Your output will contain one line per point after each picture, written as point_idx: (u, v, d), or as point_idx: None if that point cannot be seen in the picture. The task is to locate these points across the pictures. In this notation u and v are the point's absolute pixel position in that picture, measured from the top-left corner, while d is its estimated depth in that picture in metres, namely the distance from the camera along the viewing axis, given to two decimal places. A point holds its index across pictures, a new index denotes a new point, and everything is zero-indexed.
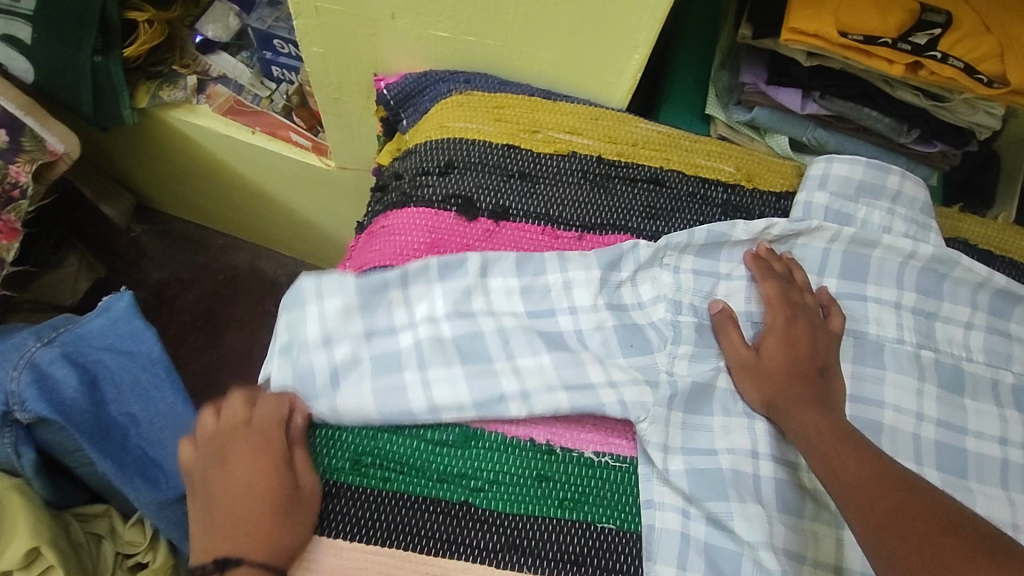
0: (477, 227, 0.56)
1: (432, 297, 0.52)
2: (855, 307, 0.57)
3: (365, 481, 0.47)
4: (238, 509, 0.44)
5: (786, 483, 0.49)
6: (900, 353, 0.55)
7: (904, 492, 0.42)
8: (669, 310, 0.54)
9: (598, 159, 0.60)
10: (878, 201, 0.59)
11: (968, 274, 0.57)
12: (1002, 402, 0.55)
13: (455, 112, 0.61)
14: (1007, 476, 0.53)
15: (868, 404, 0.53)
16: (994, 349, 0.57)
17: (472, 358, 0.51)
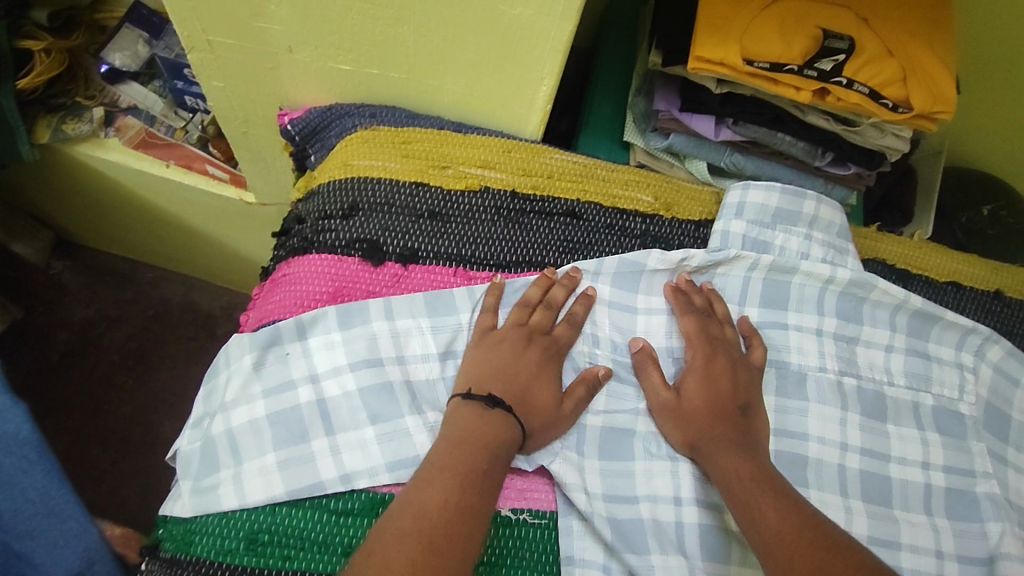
0: (385, 272, 0.53)
1: (330, 351, 0.50)
2: (775, 337, 0.56)
3: (262, 561, 0.43)
4: (527, 381, 0.48)
5: (716, 528, 0.47)
6: (822, 383, 0.54)
7: (824, 545, 0.41)
8: (587, 344, 0.53)
9: (512, 194, 0.58)
10: (794, 227, 0.58)
11: (884, 297, 0.57)
12: (924, 425, 0.55)
13: (360, 150, 0.58)
14: (931, 503, 0.52)
15: (793, 438, 0.52)
16: (914, 371, 0.57)
17: (382, 418, 0.48)
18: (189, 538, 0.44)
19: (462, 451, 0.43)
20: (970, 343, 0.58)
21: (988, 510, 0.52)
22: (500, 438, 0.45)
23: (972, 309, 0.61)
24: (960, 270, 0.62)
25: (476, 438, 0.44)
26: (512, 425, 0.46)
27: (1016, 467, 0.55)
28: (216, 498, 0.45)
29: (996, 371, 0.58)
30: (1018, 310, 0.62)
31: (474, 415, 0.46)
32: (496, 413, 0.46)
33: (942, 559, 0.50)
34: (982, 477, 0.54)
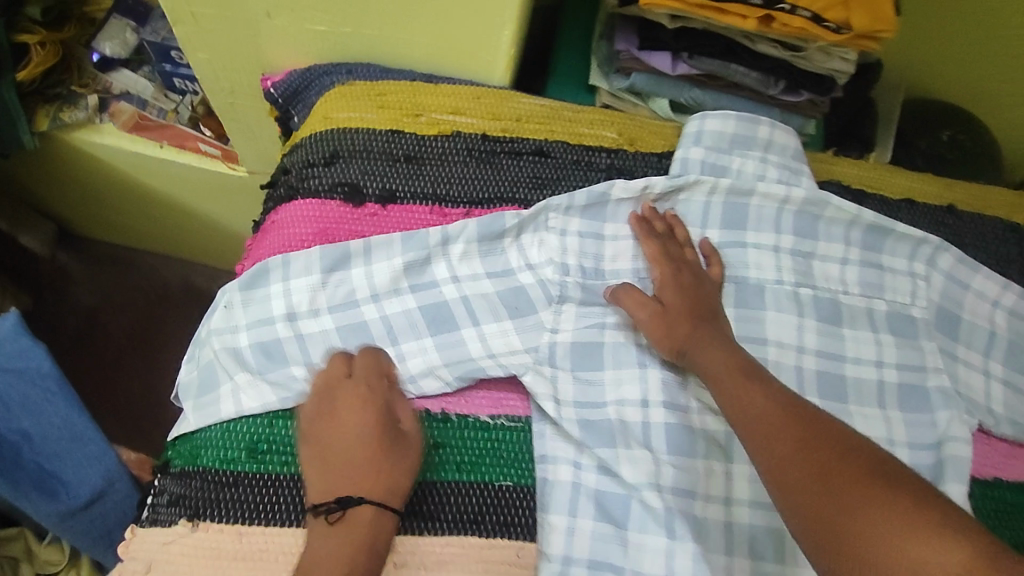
0: (364, 212, 0.57)
1: (310, 293, 0.53)
2: (734, 255, 0.59)
3: (261, 467, 0.47)
4: (370, 465, 0.45)
5: (678, 426, 0.51)
6: (779, 293, 0.58)
7: (799, 420, 0.43)
8: (556, 271, 0.56)
9: (482, 136, 0.61)
10: (751, 151, 0.61)
11: (837, 213, 0.60)
12: (879, 328, 0.59)
13: (339, 103, 0.62)
14: (884, 396, 0.57)
15: (752, 344, 0.56)
16: (868, 280, 0.60)
17: (357, 352, 0.52)
18: (193, 452, 0.49)
19: (346, 556, 0.42)
20: (922, 253, 0.61)
21: (937, 399, 0.57)
22: (369, 537, 0.43)
23: (925, 223, 0.64)
24: (913, 186, 0.65)
25: (336, 557, 0.42)
26: (375, 517, 0.44)
27: (964, 363, 0.59)
28: (217, 409, 0.49)
29: (947, 278, 0.61)
30: (971, 222, 0.64)
31: (326, 532, 0.43)
32: (353, 517, 0.43)
33: (893, 445, 0.55)
34: (933, 371, 0.58)
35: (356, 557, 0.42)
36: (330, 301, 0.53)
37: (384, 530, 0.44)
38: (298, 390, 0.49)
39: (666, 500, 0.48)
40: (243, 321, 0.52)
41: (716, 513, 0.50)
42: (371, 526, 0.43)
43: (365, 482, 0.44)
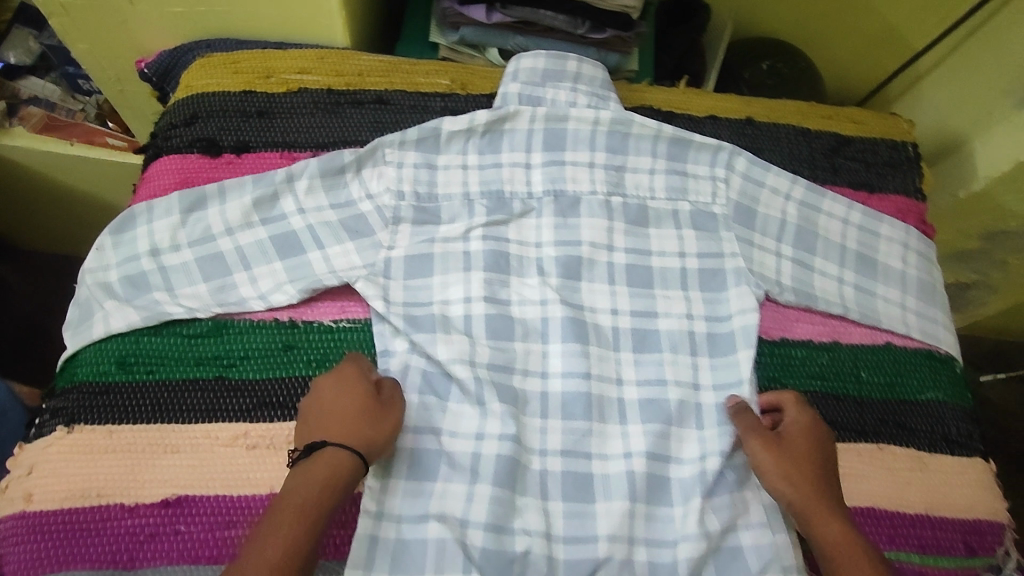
0: (221, 161, 0.65)
1: (171, 230, 0.60)
2: (554, 172, 0.67)
3: (130, 375, 0.55)
4: (348, 415, 0.50)
5: (498, 316, 0.60)
6: (592, 203, 0.67)
7: (867, 558, 0.50)
8: (393, 198, 0.63)
9: (327, 91, 0.69)
10: (561, 82, 0.69)
11: (641, 129, 0.68)
12: (681, 225, 0.68)
13: (197, 73, 0.69)
14: (686, 280, 0.66)
15: (570, 246, 0.65)
16: (674, 186, 0.69)
17: (214, 277, 0.59)
18: (71, 373, 0.56)
19: (316, 489, 0.47)
20: (721, 158, 0.69)
21: (731, 278, 0.66)
22: (336, 478, 0.48)
23: (726, 133, 0.73)
24: (716, 105, 0.75)
25: (306, 489, 0.47)
26: (346, 461, 0.48)
27: (759, 248, 0.68)
28: (90, 331, 0.57)
29: (745, 178, 0.69)
30: (765, 130, 0.74)
31: (302, 471, 0.48)
32: (321, 455, 0.48)
33: (692, 319, 0.64)
34: (729, 256, 0.67)
35: (324, 489, 0.47)
36: (189, 237, 0.60)
37: (348, 473, 0.48)
38: (160, 310, 0.57)
39: (495, 378, 0.58)
40: (113, 260, 0.59)
41: (535, 385, 0.59)
42: (335, 466, 0.48)
43: (341, 432, 0.50)
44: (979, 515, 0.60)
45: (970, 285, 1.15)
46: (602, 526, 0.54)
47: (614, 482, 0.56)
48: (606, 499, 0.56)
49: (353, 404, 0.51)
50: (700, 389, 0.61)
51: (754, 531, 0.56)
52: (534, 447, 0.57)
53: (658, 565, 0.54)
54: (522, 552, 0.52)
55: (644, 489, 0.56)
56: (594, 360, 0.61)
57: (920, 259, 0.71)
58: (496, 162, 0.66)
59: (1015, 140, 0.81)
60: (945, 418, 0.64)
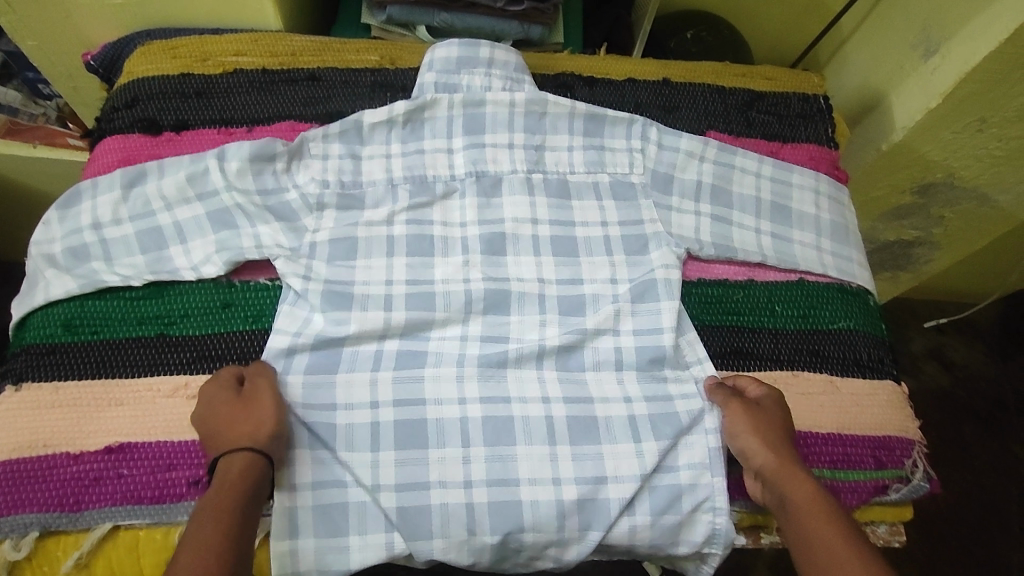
0: (161, 139, 0.68)
1: (113, 204, 0.63)
2: (475, 153, 0.71)
3: (76, 336, 0.58)
4: (222, 424, 0.53)
5: (419, 289, 0.64)
6: (513, 181, 0.71)
7: (835, 516, 0.52)
8: (317, 187, 0.66)
9: (261, 71, 0.73)
10: (475, 69, 0.73)
11: (556, 109, 0.72)
12: (602, 196, 0.72)
13: (137, 59, 0.73)
14: (610, 246, 0.69)
15: (493, 222, 0.68)
16: (592, 160, 0.73)
17: (153, 247, 0.62)
18: (21, 338, 0.59)
19: (222, 496, 0.49)
20: (636, 130, 0.73)
21: (652, 243, 0.69)
22: (240, 481, 0.50)
23: (643, 94, 0.78)
24: (634, 68, 0.80)
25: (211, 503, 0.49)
26: (240, 464, 0.51)
27: (677, 210, 0.71)
28: (34, 298, 0.60)
29: (660, 147, 0.74)
30: (682, 89, 0.79)
31: (209, 488, 0.50)
32: (220, 471, 0.51)
33: (616, 283, 0.67)
34: (648, 221, 0.71)
35: (229, 494, 0.49)
36: (130, 212, 0.63)
37: (250, 473, 0.51)
38: (98, 279, 0.60)
39: (402, 346, 0.62)
40: (57, 234, 0.62)
41: (453, 346, 0.63)
42: (234, 472, 0.50)
43: (224, 440, 0.52)
44: (888, 433, 0.63)
45: (913, 242, 1.16)
46: (523, 467, 0.58)
47: (533, 424, 0.60)
48: (527, 442, 0.59)
49: (226, 411, 0.53)
50: (621, 334, 0.65)
51: (683, 472, 0.59)
52: (454, 399, 0.60)
53: (585, 498, 0.57)
54: (434, 505, 0.56)
55: (564, 437, 0.60)
56: (515, 326, 0.64)
57: (832, 202, 0.75)
58: (420, 148, 0.70)
59: (926, 89, 0.85)
60: (857, 344, 0.67)
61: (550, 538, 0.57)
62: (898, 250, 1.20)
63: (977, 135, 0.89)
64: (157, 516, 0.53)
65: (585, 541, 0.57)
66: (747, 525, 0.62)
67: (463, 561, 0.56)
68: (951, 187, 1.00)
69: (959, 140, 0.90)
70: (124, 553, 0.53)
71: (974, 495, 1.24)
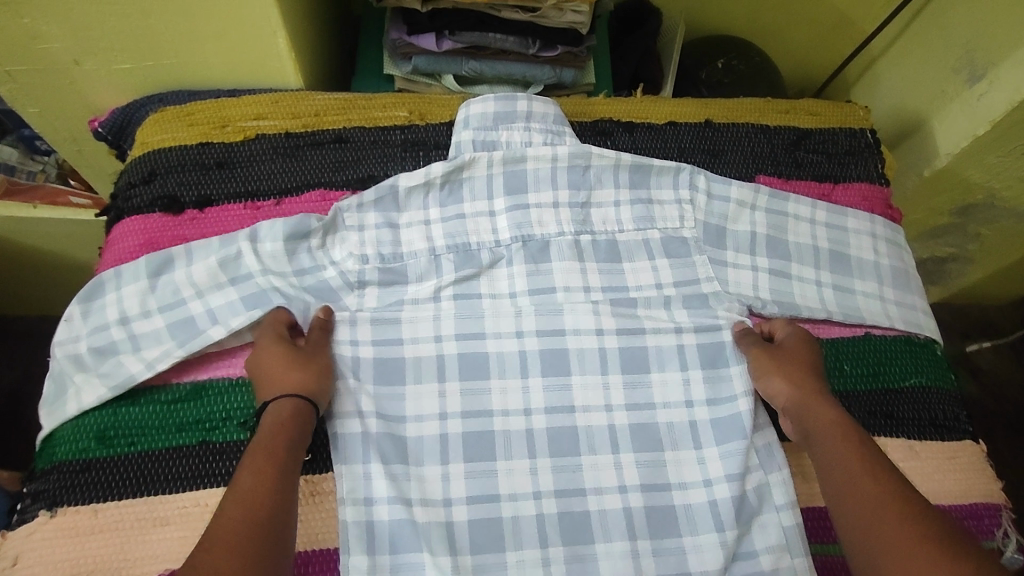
0: (185, 218, 0.64)
1: (140, 296, 0.59)
2: (519, 217, 0.67)
3: (111, 449, 0.54)
4: (284, 364, 0.54)
5: (472, 373, 0.61)
6: (561, 245, 0.67)
7: (852, 431, 0.53)
8: (356, 262, 0.63)
9: (285, 135, 0.69)
10: (514, 124, 0.69)
11: (600, 161, 0.69)
12: (654, 254, 0.68)
13: (151, 130, 0.67)
14: (670, 305, 0.66)
15: (545, 293, 0.65)
16: (639, 215, 0.70)
17: (186, 341, 0.57)
18: (50, 452, 0.54)
19: (281, 427, 0.50)
20: (683, 179, 0.70)
21: (714, 300, 0.67)
22: (297, 418, 0.51)
23: (687, 138, 0.75)
24: (674, 111, 0.76)
25: (270, 431, 0.50)
26: (298, 406, 0.52)
27: (734, 265, 0.69)
28: (62, 409, 0.55)
29: (709, 196, 0.70)
30: (725, 130, 0.76)
31: (267, 421, 0.51)
32: (277, 406, 0.52)
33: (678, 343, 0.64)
34: (706, 280, 0.67)
35: (288, 426, 0.51)
36: (159, 303, 0.59)
37: (304, 415, 0.52)
38: (129, 381, 0.56)
39: (466, 427, 0.58)
40: (82, 331, 0.58)
41: (515, 435, 0.59)
42: (291, 408, 0.52)
43: (285, 383, 0.53)
44: (974, 499, 0.60)
45: (947, 258, 1.15)
46: (605, 567, 0.55)
47: (611, 523, 0.57)
48: (606, 540, 0.56)
49: (283, 351, 0.55)
50: (694, 410, 0.62)
51: (765, 557, 0.56)
52: (527, 493, 0.57)
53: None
54: None
55: (645, 527, 0.57)
56: (577, 395, 0.61)
57: (890, 246, 0.72)
58: (460, 213, 0.67)
59: (971, 116, 0.83)
60: (931, 402, 0.64)
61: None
62: (932, 267, 1.19)
63: (1022, 158, 0.86)
64: None
65: None
66: None
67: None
68: (990, 207, 0.97)
69: (1004, 164, 0.87)
70: None
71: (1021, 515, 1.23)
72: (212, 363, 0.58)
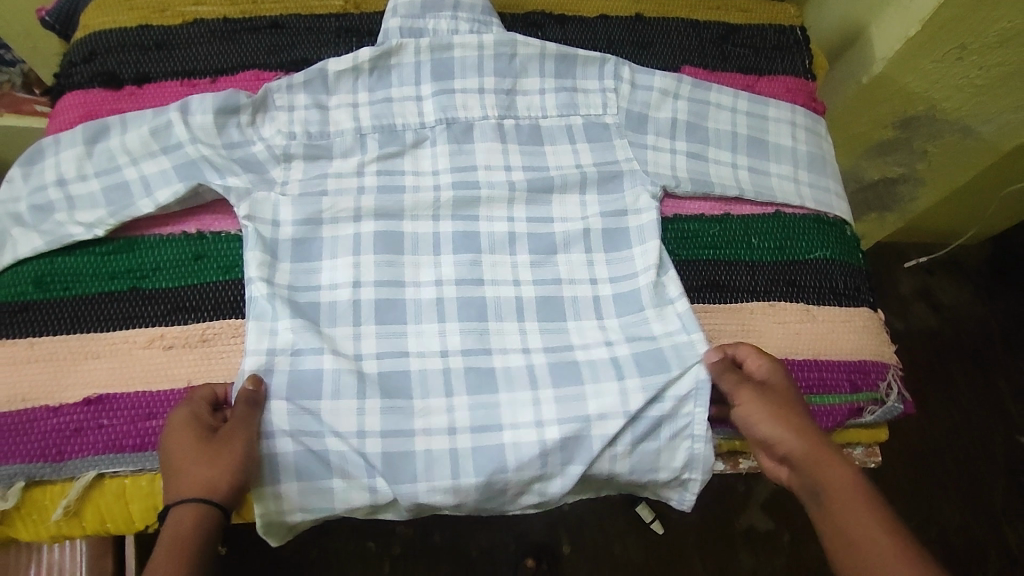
0: (123, 93, 0.67)
1: (77, 160, 0.62)
2: (445, 101, 0.69)
3: (47, 292, 0.58)
4: (197, 462, 0.50)
5: (387, 233, 0.65)
6: (485, 127, 0.70)
7: (869, 499, 0.51)
8: (284, 138, 0.66)
9: (223, 20, 0.71)
10: (441, 13, 0.70)
11: (526, 51, 0.70)
12: (576, 139, 0.71)
13: (94, 13, 0.70)
14: (586, 184, 0.69)
15: (466, 173, 0.68)
16: (563, 103, 0.72)
17: (118, 202, 0.61)
18: None
19: (181, 545, 0.47)
20: (608, 70, 0.72)
21: (626, 180, 0.69)
22: (198, 528, 0.48)
23: (617, 31, 0.77)
24: (606, 6, 0.78)
25: (170, 550, 0.47)
26: (203, 511, 0.49)
27: (654, 148, 0.71)
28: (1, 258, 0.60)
29: (633, 86, 0.72)
30: (655, 24, 0.78)
31: (170, 532, 0.48)
32: (180, 514, 0.48)
33: (587, 218, 0.68)
34: (625, 161, 0.70)
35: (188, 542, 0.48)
36: (96, 168, 0.62)
37: (211, 520, 0.49)
38: (63, 233, 0.60)
39: (380, 296, 0.62)
40: (22, 191, 0.62)
41: (429, 293, 0.63)
42: (197, 520, 0.49)
43: (195, 484, 0.49)
44: (862, 357, 0.64)
45: (900, 179, 1.16)
46: (508, 412, 0.58)
47: (516, 372, 0.60)
48: (510, 390, 0.59)
49: (196, 448, 0.50)
50: (599, 281, 0.65)
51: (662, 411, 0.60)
52: (436, 349, 0.61)
53: (569, 438, 0.57)
54: (420, 451, 0.57)
55: (547, 376, 0.60)
56: (487, 267, 0.65)
57: (808, 134, 0.75)
58: (388, 97, 0.69)
59: (905, 19, 0.84)
60: (832, 272, 0.67)
61: (535, 474, 0.57)
62: (880, 189, 1.20)
63: (957, 63, 0.88)
64: (139, 464, 0.53)
65: (567, 474, 0.57)
66: (725, 451, 0.65)
67: (447, 502, 0.56)
68: (932, 120, 0.99)
69: (939, 70, 0.89)
70: (108, 499, 0.53)
71: (952, 426, 1.30)
72: (148, 224, 0.62)
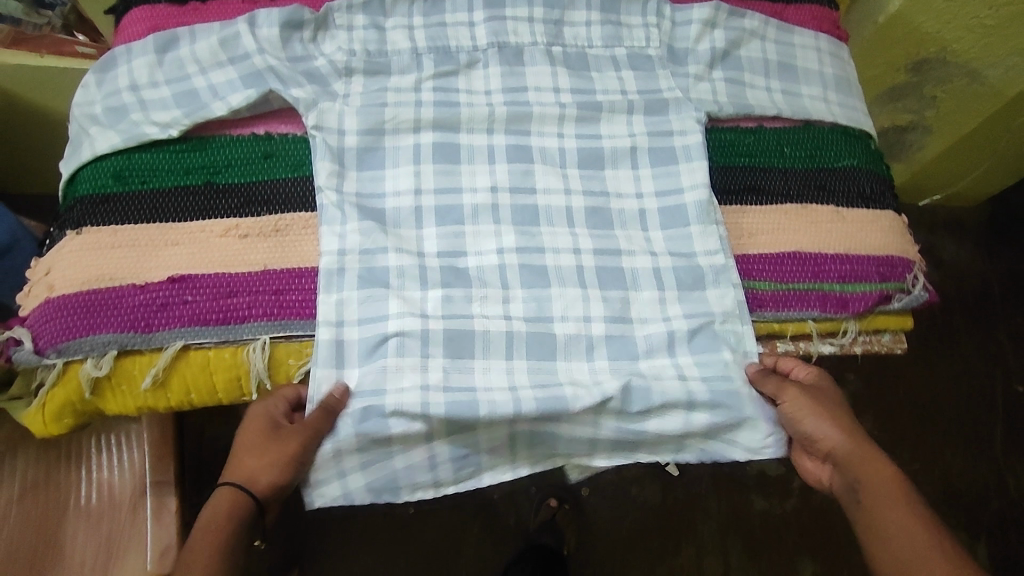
0: (188, 9, 0.70)
1: (149, 67, 0.65)
2: (496, 26, 0.72)
3: (126, 185, 0.62)
4: (247, 449, 0.58)
5: (443, 142, 0.68)
6: (535, 53, 0.72)
7: (900, 494, 0.59)
8: (344, 56, 0.68)
9: None
10: None
11: None
12: (620, 67, 0.74)
13: None
14: (633, 108, 0.72)
15: (518, 96, 0.71)
16: (608, 35, 0.74)
17: (189, 105, 0.64)
18: (73, 192, 0.62)
19: (221, 516, 0.57)
20: (650, 7, 0.75)
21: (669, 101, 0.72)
22: (232, 509, 0.57)
23: None
24: None
25: (214, 519, 0.57)
26: (238, 497, 0.57)
27: (695, 79, 0.74)
28: (81, 155, 0.63)
29: (673, 24, 0.75)
30: None
31: (217, 503, 0.57)
32: (224, 490, 0.58)
33: (634, 136, 0.71)
34: (668, 91, 0.73)
35: (227, 515, 0.56)
36: (166, 76, 0.65)
37: (244, 506, 0.57)
38: (139, 130, 0.63)
39: (439, 201, 0.66)
40: (97, 95, 0.65)
41: (485, 198, 0.66)
42: (233, 502, 0.57)
43: (241, 470, 0.58)
44: (890, 252, 0.69)
45: (908, 127, 1.21)
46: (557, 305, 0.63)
47: (567, 272, 0.64)
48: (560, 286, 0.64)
49: (253, 435, 0.58)
50: (644, 196, 0.69)
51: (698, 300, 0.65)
52: (492, 247, 0.65)
53: (614, 333, 0.63)
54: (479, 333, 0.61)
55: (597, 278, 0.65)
56: (538, 176, 0.68)
57: (834, 58, 0.78)
58: (441, 22, 0.71)
59: None
60: (860, 177, 0.72)
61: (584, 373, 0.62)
62: (893, 137, 1.26)
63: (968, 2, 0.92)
64: (223, 335, 0.58)
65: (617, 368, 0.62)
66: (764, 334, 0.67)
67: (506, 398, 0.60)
68: (942, 62, 1.04)
69: (951, 8, 0.93)
70: (194, 369, 0.58)
71: (947, 375, 1.37)
72: (218, 125, 0.65)
